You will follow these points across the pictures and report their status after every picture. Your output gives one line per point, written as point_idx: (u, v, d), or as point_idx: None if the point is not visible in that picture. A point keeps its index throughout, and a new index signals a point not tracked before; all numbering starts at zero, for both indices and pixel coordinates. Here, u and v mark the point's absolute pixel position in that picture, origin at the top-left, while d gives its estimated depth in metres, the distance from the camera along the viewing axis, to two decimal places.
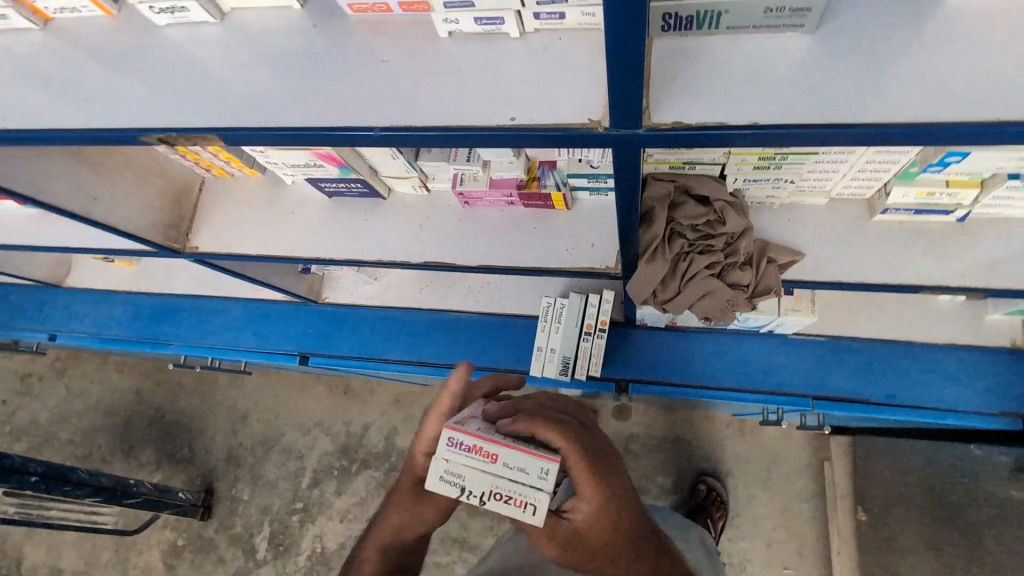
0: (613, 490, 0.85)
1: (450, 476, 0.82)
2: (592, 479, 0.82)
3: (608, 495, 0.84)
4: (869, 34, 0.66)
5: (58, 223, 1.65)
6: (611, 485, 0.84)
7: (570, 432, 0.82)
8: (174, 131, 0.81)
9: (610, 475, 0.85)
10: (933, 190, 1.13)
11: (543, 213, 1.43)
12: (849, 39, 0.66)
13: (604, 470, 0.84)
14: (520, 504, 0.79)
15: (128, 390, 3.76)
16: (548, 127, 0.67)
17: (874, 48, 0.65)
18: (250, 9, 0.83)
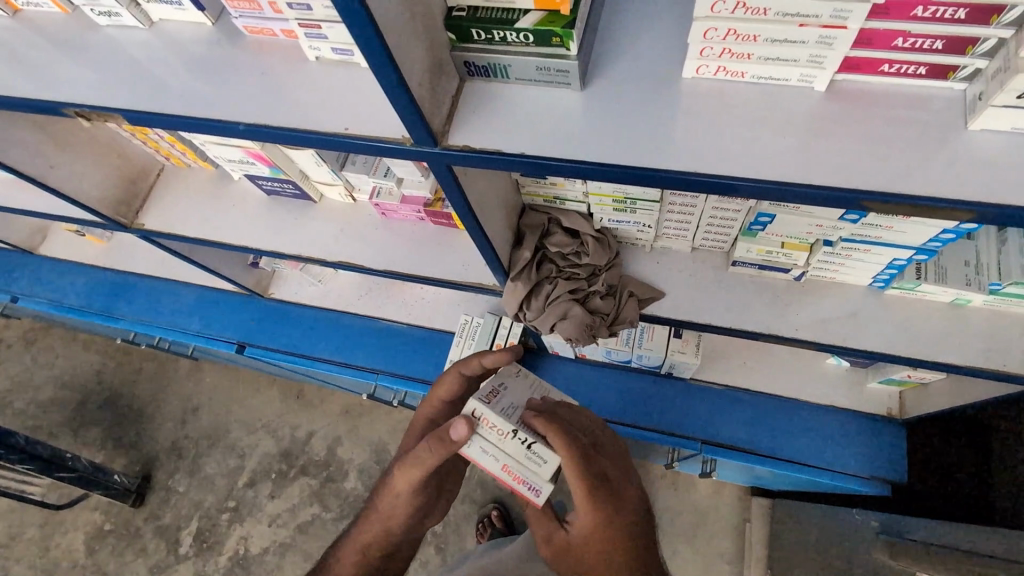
0: (611, 515, 0.94)
1: (533, 457, 0.96)
2: (587, 500, 0.93)
3: (605, 519, 0.93)
4: (635, 92, 0.82)
5: (27, 188, 1.82)
6: (609, 511, 0.93)
7: (568, 449, 0.93)
8: (91, 107, 0.99)
9: (608, 501, 0.94)
10: (769, 249, 1.28)
11: (449, 231, 1.61)
12: (618, 94, 0.83)
13: (603, 491, 0.94)
14: (484, 420, 0.99)
15: (87, 368, 3.84)
16: (368, 137, 0.86)
17: (635, 105, 0.81)
18: (173, 21, 1.02)
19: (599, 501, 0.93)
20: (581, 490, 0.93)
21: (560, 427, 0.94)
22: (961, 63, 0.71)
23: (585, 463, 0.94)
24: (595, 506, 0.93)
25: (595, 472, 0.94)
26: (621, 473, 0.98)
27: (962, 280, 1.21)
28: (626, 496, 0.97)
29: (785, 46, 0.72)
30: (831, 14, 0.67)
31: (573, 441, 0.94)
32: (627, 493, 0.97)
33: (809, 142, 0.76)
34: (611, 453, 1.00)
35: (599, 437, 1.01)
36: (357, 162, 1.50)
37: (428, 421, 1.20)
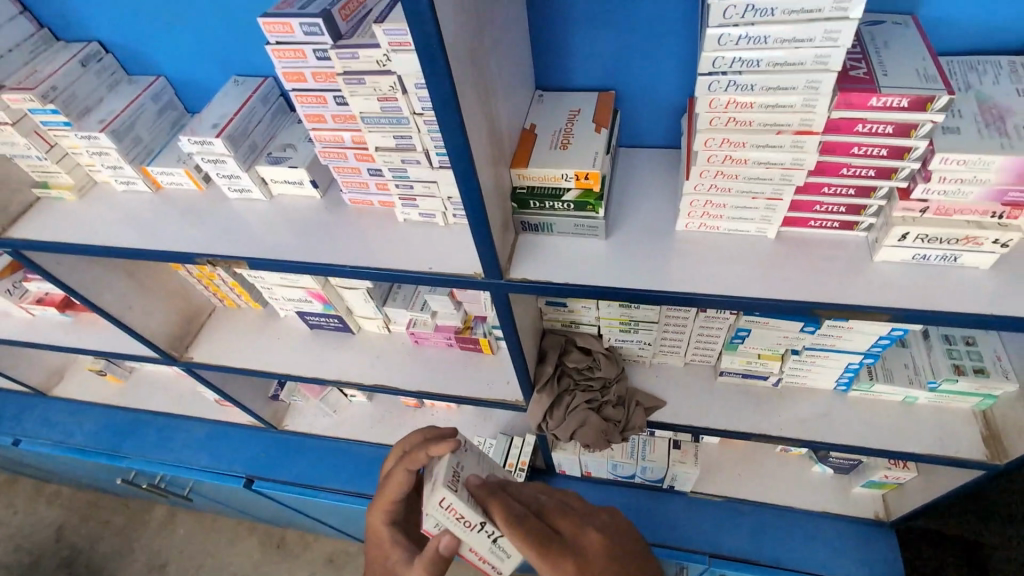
0: (571, 560, 0.95)
1: (497, 545, 1.04)
2: (542, 558, 0.94)
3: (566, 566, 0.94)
4: (644, 240, 1.15)
5: (82, 327, 1.99)
6: (566, 557, 0.95)
7: (508, 515, 0.97)
8: (216, 255, 1.25)
9: (564, 552, 0.96)
10: (749, 359, 1.56)
11: (474, 356, 1.84)
12: (631, 241, 1.15)
13: (557, 545, 0.96)
14: (454, 510, 0.97)
15: (46, 528, 3.41)
16: (449, 274, 1.13)
17: (645, 248, 1.13)
18: (286, 195, 1.33)
19: (554, 557, 0.95)
20: (539, 554, 0.94)
21: (494, 493, 0.99)
22: (860, 220, 1.05)
23: (532, 524, 0.98)
24: (548, 555, 0.95)
25: (537, 530, 0.97)
26: (569, 524, 1.01)
27: (906, 380, 1.50)
28: (586, 544, 0.99)
29: (743, 210, 1.06)
30: (772, 192, 1.01)
31: (511, 509, 0.98)
32: (586, 545, 0.99)
33: (774, 270, 1.06)
34: (557, 510, 1.04)
35: (539, 501, 1.05)
36: (397, 298, 1.77)
37: (387, 525, 1.13)
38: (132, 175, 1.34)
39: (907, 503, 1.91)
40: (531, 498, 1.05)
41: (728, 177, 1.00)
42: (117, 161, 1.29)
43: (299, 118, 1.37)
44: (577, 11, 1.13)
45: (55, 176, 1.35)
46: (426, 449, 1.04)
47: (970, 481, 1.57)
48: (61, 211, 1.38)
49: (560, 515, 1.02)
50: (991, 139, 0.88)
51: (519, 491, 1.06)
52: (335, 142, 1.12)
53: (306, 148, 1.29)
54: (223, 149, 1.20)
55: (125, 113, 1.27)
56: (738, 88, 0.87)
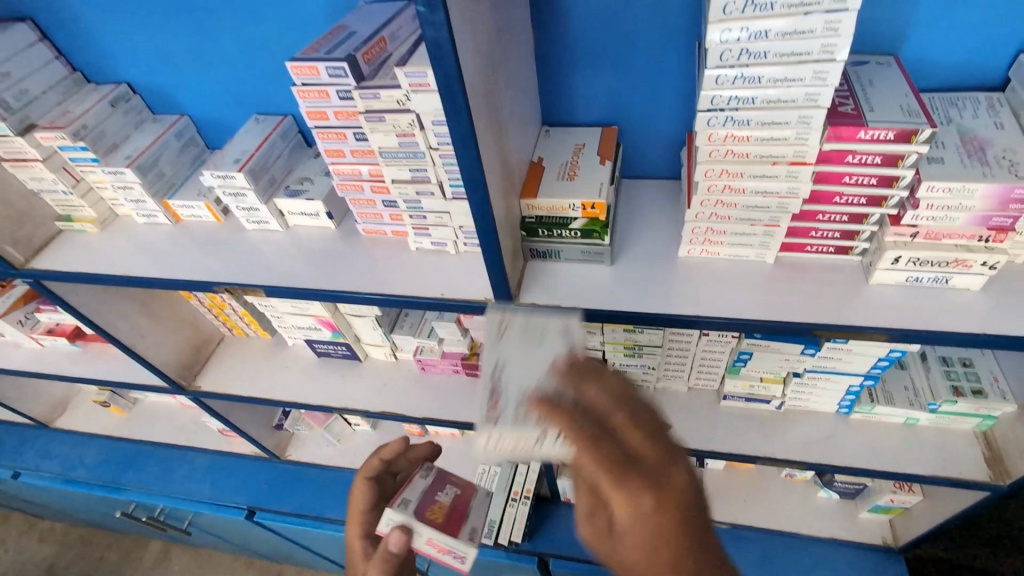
0: (647, 498, 0.74)
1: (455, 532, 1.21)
2: (610, 485, 0.74)
3: (638, 504, 0.74)
4: (648, 266, 1.19)
5: (91, 357, 2.01)
6: (639, 492, 0.74)
7: (573, 432, 0.78)
8: (233, 284, 1.28)
9: (639, 485, 0.74)
10: (752, 383, 1.59)
11: (480, 382, 1.86)
12: (636, 267, 1.19)
13: (638, 475, 0.74)
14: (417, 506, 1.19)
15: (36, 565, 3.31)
16: (461, 300, 1.17)
17: (650, 274, 1.18)
18: (302, 225, 1.38)
19: (624, 487, 0.74)
20: (613, 482, 0.74)
21: (558, 410, 0.81)
22: (855, 245, 1.09)
23: (609, 441, 0.77)
24: (618, 483, 0.74)
25: (609, 451, 0.76)
26: (654, 450, 0.77)
27: (907, 401, 1.53)
28: (675, 489, 0.74)
29: (743, 236, 1.11)
30: (770, 219, 1.06)
31: (584, 421, 0.79)
32: (675, 487, 0.75)
33: (773, 294, 1.11)
34: (648, 428, 0.78)
35: (626, 408, 0.80)
36: (405, 325, 1.81)
37: (362, 538, 1.20)
38: (153, 208, 1.39)
39: (914, 528, 1.90)
40: (617, 403, 0.80)
41: (728, 205, 1.05)
42: (140, 195, 1.34)
43: (316, 152, 1.42)
44: (581, 53, 1.21)
45: (78, 211, 1.40)
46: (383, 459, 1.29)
47: (975, 503, 1.58)
48: (82, 242, 1.42)
49: (648, 439, 0.77)
50: (973, 168, 0.94)
51: (601, 390, 0.83)
52: (352, 175, 1.17)
53: (323, 181, 1.34)
54: (244, 183, 1.25)
55: (150, 150, 1.33)
56: (735, 123, 0.93)
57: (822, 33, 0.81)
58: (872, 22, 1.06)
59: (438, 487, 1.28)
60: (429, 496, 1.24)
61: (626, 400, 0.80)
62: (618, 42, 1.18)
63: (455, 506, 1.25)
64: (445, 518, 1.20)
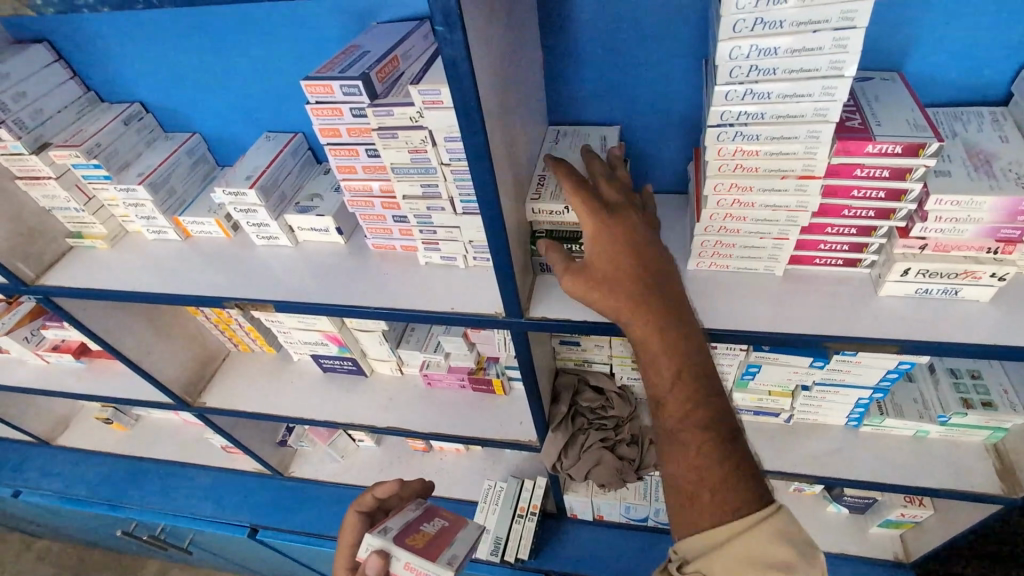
0: (618, 239, 0.97)
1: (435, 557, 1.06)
2: (596, 226, 0.97)
3: (613, 242, 0.97)
4: None
5: (96, 373, 2.01)
6: (614, 237, 0.97)
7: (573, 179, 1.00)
8: (244, 299, 1.29)
9: (617, 228, 0.98)
10: (760, 396, 1.58)
11: (486, 397, 1.85)
12: None
13: (607, 213, 0.98)
14: (398, 535, 1.10)
15: None
16: (472, 314, 1.17)
17: None
18: (311, 240, 1.38)
19: (604, 228, 0.97)
20: (595, 217, 0.97)
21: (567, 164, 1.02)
22: (863, 257, 1.10)
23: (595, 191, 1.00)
24: (600, 223, 0.97)
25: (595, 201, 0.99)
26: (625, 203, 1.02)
27: (916, 414, 1.52)
28: (638, 234, 0.98)
29: (752, 249, 1.12)
30: (778, 232, 1.07)
31: (580, 177, 1.01)
32: (637, 231, 0.99)
33: (782, 306, 1.11)
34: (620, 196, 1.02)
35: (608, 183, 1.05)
36: (411, 340, 1.81)
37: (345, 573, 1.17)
38: (164, 225, 1.39)
39: (926, 542, 1.88)
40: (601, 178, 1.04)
41: (737, 219, 1.06)
42: (151, 212, 1.35)
43: (326, 169, 1.44)
44: (588, 70, 1.23)
45: (89, 227, 1.41)
46: (371, 492, 1.28)
47: (988, 516, 1.56)
48: (92, 259, 1.43)
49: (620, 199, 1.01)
50: (980, 181, 0.95)
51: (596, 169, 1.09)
52: (363, 191, 1.18)
53: (333, 197, 1.35)
54: (256, 199, 1.26)
55: (162, 166, 1.34)
56: (744, 137, 0.94)
57: (830, 50, 0.82)
58: (875, 39, 1.08)
59: (425, 519, 1.19)
60: (413, 526, 1.15)
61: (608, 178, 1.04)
62: (625, 60, 1.20)
63: (440, 535, 1.13)
64: (425, 544, 1.08)
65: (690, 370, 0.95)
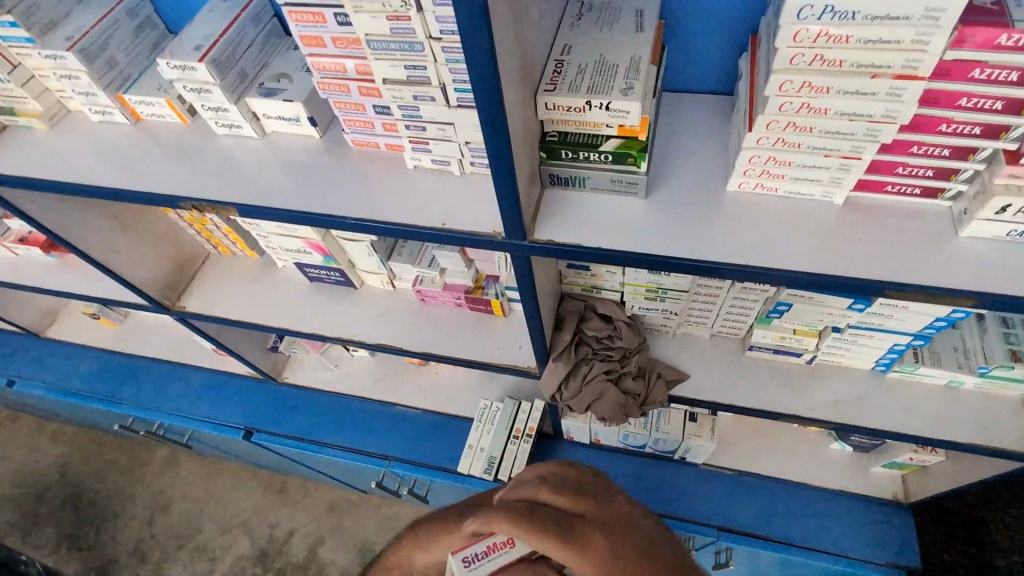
0: (611, 537, 0.66)
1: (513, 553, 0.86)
2: (572, 546, 0.65)
3: (608, 547, 0.65)
4: (693, 204, 1.00)
5: (69, 269, 1.88)
6: (598, 536, 0.66)
7: (516, 527, 0.67)
8: (203, 200, 1.10)
9: (597, 522, 0.68)
10: (784, 334, 1.43)
11: (484, 317, 1.71)
12: (675, 204, 1.00)
13: (576, 528, 0.67)
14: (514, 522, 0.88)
15: (23, 465, 3.17)
16: (464, 232, 0.99)
17: (696, 213, 0.98)
18: (282, 133, 1.18)
19: (589, 542, 0.66)
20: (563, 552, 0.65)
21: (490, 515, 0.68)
22: (947, 186, 0.89)
23: (543, 525, 0.67)
24: (575, 542, 0.66)
25: (552, 519, 0.68)
26: (579, 487, 0.72)
27: (954, 364, 1.38)
28: (629, 530, 0.67)
29: (811, 169, 0.90)
30: (849, 149, 0.85)
31: (519, 513, 0.68)
32: (623, 519, 0.69)
33: (837, 241, 0.92)
34: (567, 486, 0.72)
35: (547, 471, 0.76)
36: (403, 252, 1.64)
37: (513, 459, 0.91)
38: (107, 104, 1.19)
39: (931, 486, 1.83)
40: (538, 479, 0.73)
41: (801, 130, 0.84)
42: (89, 86, 1.14)
43: (294, 43, 1.19)
44: None
45: (20, 102, 1.21)
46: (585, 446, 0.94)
47: (1008, 471, 1.47)
48: (30, 141, 1.23)
49: (574, 494, 0.70)
50: None
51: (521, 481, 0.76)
52: (336, 72, 0.95)
53: (303, 79, 1.12)
54: (207, 76, 1.05)
55: (95, 29, 1.11)
56: (835, 15, 0.71)
57: None
58: None
59: None
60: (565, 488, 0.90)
61: (547, 478, 0.73)
62: None
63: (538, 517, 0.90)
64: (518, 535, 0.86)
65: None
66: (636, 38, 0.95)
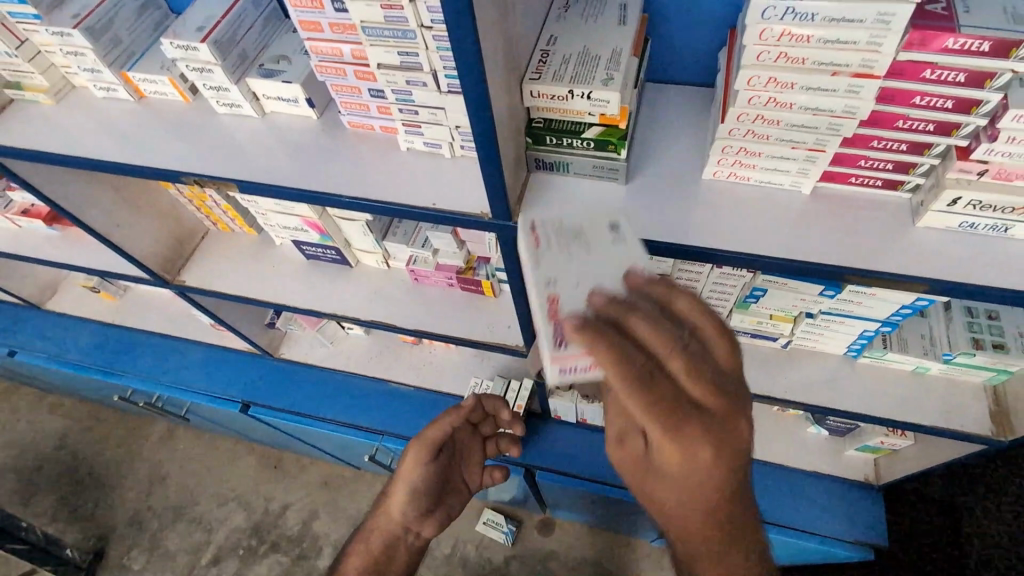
0: (700, 426, 0.75)
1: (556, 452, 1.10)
2: (659, 421, 0.74)
3: (689, 438, 0.75)
4: (670, 190, 1.05)
5: (71, 242, 1.92)
6: (691, 424, 0.74)
7: (626, 374, 0.72)
8: (204, 176, 1.15)
9: (695, 413, 0.75)
10: (760, 319, 1.51)
11: (474, 297, 1.77)
12: (654, 191, 1.05)
13: (676, 413, 0.74)
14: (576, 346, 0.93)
15: (23, 436, 3.23)
16: (453, 212, 1.05)
17: (673, 199, 1.04)
18: (281, 113, 1.22)
19: (679, 426, 0.74)
20: (652, 419, 0.74)
21: (609, 352, 0.72)
22: (906, 179, 0.95)
23: (651, 389, 0.73)
24: (665, 417, 0.74)
25: (657, 390, 0.73)
26: (700, 372, 0.75)
27: (920, 351, 1.45)
28: (722, 428, 0.75)
29: (780, 160, 0.96)
30: (814, 142, 0.91)
31: (635, 364, 0.73)
32: (721, 418, 0.75)
33: (804, 229, 0.98)
34: (702, 374, 0.74)
35: (682, 338, 0.76)
36: (398, 233, 1.69)
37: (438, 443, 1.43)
38: (112, 81, 1.23)
39: (899, 469, 1.91)
40: (670, 343, 0.74)
41: (768, 123, 0.90)
42: (94, 63, 1.18)
43: (294, 26, 1.23)
44: None
45: (27, 77, 1.25)
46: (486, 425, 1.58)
47: (969, 454, 1.55)
48: (36, 116, 1.28)
49: (707, 391, 0.74)
50: None
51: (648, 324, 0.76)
52: (333, 56, 1.00)
53: (301, 61, 1.17)
54: (209, 56, 1.09)
55: (100, 8, 1.16)
56: (796, 17, 0.76)
57: None
58: None
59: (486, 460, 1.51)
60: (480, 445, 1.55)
61: (676, 348, 0.74)
62: None
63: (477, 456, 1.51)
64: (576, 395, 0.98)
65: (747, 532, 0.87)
66: (619, 30, 1.00)
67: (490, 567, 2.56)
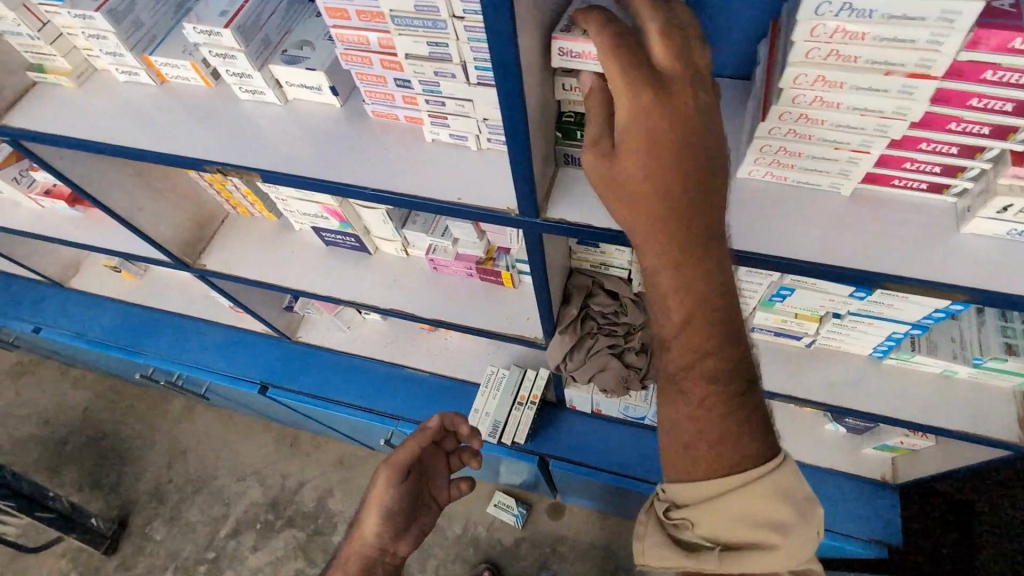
0: (675, 123, 0.72)
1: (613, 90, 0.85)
2: (635, 98, 0.72)
3: (661, 130, 0.72)
4: None
5: (94, 222, 1.94)
6: (668, 112, 0.72)
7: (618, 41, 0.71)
8: (227, 164, 1.14)
9: (673, 104, 0.72)
10: (785, 318, 1.47)
11: (493, 287, 1.76)
12: None
13: (657, 90, 0.72)
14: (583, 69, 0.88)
15: (48, 409, 3.31)
16: (480, 207, 1.02)
17: None
18: (304, 100, 1.20)
19: (659, 112, 0.72)
20: (630, 95, 0.72)
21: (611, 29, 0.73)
22: (953, 183, 0.91)
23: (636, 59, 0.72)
24: (644, 96, 0.72)
25: (646, 72, 0.72)
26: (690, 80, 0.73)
27: (949, 354, 1.41)
28: (692, 145, 0.73)
29: (820, 160, 0.92)
30: (859, 143, 0.87)
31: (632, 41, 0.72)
32: (695, 131, 0.73)
33: (841, 233, 0.94)
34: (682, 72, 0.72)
35: (681, 40, 0.73)
36: (418, 221, 1.67)
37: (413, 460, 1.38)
38: (134, 65, 1.22)
39: (918, 469, 1.89)
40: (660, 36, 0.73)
41: (812, 122, 0.86)
42: (117, 46, 1.17)
43: (318, 10, 1.21)
44: None
45: (50, 59, 1.24)
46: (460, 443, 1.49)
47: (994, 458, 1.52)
48: (60, 99, 1.27)
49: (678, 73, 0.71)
50: None
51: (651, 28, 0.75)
52: (359, 44, 0.98)
53: (325, 47, 1.14)
54: (233, 42, 1.07)
55: None
56: (853, 13, 0.72)
57: None
58: None
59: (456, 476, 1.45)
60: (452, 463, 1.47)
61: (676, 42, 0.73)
62: None
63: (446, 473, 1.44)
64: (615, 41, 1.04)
65: (710, 314, 0.80)
66: None
67: (501, 549, 2.59)
